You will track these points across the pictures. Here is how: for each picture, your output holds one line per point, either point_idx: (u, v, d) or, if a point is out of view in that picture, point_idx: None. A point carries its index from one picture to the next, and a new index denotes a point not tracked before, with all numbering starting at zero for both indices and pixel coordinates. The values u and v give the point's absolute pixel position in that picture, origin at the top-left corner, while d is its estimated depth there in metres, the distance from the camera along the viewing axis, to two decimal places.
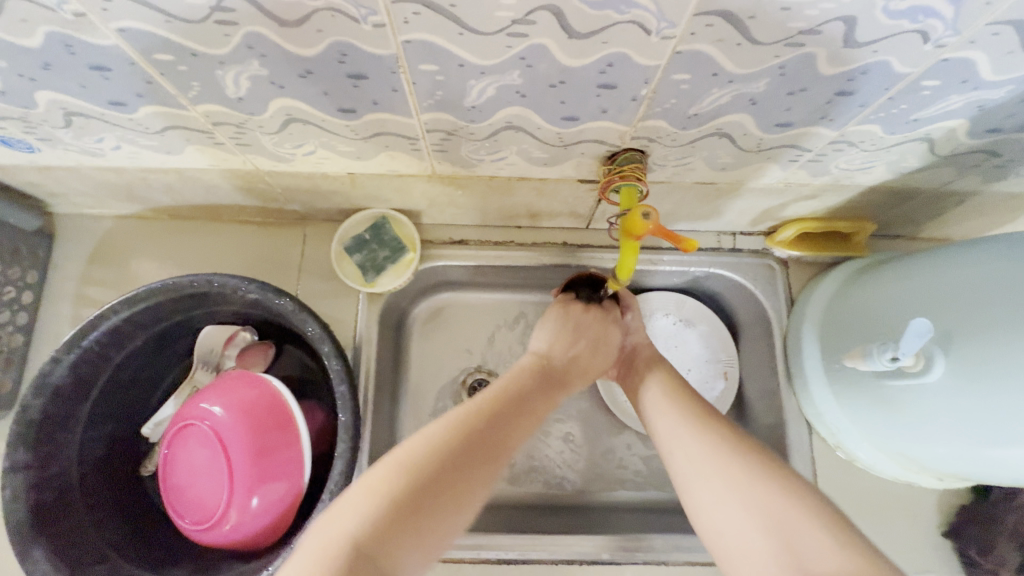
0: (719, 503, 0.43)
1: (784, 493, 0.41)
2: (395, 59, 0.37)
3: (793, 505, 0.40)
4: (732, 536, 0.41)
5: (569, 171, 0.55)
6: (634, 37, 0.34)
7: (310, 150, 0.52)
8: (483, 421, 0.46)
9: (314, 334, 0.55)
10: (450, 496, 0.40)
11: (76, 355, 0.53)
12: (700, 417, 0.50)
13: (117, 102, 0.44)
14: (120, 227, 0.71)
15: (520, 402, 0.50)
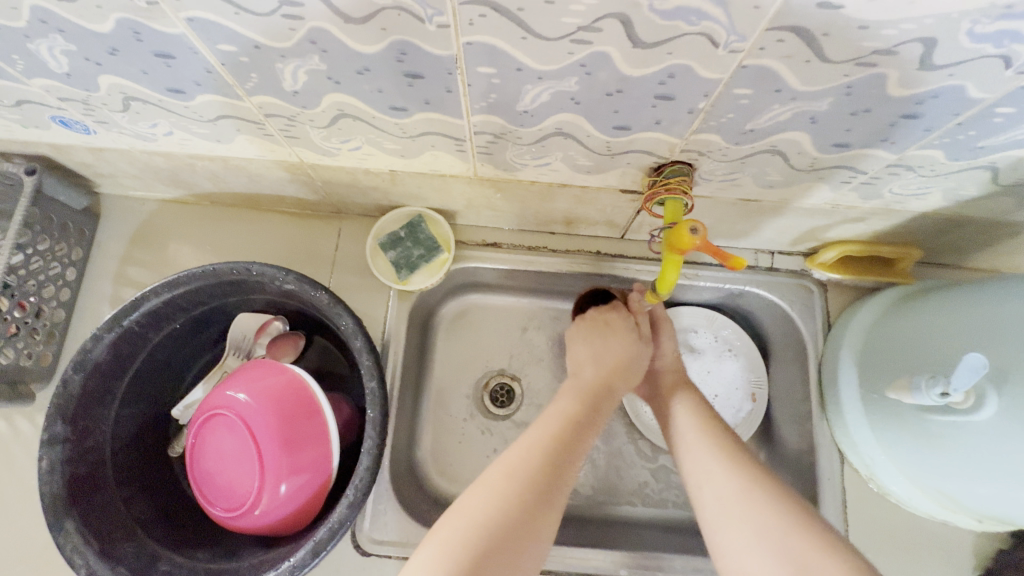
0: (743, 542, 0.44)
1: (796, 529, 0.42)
2: (454, 60, 0.37)
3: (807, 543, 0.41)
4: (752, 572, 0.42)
5: (611, 180, 0.54)
6: (701, 49, 0.34)
7: (355, 146, 0.52)
8: (542, 464, 0.48)
9: (347, 328, 0.55)
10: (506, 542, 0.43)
11: (116, 334, 0.54)
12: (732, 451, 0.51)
13: (176, 89, 0.44)
14: (162, 211, 0.72)
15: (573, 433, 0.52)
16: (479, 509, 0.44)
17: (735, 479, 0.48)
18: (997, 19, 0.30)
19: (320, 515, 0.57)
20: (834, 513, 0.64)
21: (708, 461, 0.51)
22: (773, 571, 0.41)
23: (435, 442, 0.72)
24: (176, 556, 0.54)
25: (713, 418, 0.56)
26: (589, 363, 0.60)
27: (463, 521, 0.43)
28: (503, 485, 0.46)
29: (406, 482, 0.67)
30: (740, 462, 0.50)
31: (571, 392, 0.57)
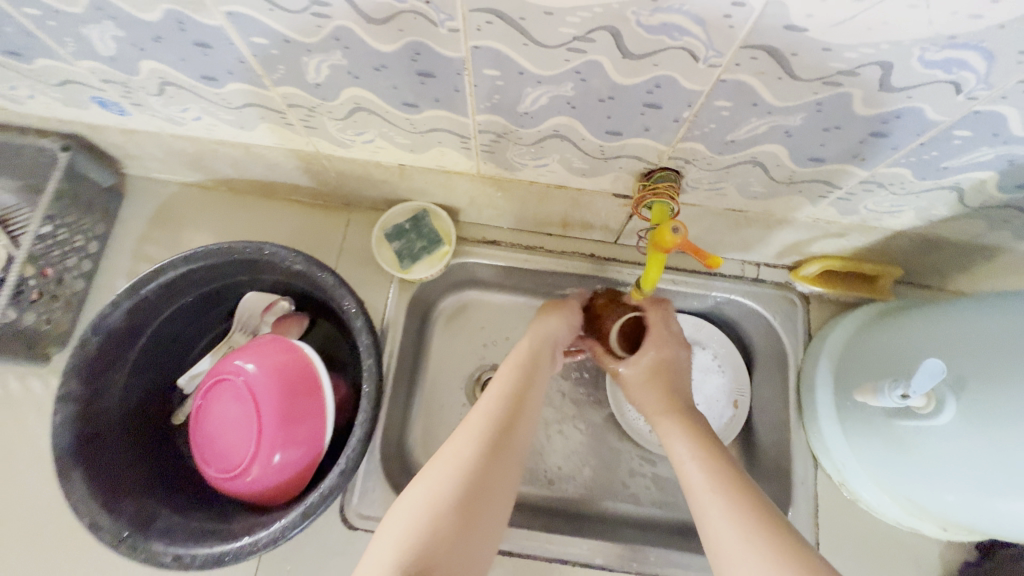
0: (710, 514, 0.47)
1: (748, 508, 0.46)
2: (462, 61, 0.41)
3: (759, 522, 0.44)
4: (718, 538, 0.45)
5: (606, 183, 0.58)
6: (683, 62, 0.38)
7: (369, 139, 0.56)
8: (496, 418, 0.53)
9: (349, 309, 0.59)
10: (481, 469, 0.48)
11: (133, 302, 0.58)
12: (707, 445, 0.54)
13: (208, 76, 0.49)
14: (184, 194, 0.76)
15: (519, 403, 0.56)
16: (455, 463, 0.48)
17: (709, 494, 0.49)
18: (944, 47, 0.34)
19: (312, 484, 0.60)
20: (805, 515, 0.66)
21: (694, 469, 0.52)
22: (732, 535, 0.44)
23: (426, 429, 0.75)
24: (172, 514, 0.56)
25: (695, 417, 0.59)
26: (540, 343, 0.64)
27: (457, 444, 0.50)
28: (485, 418, 0.53)
29: (396, 464, 0.70)
30: (717, 469, 0.51)
31: (510, 364, 0.60)
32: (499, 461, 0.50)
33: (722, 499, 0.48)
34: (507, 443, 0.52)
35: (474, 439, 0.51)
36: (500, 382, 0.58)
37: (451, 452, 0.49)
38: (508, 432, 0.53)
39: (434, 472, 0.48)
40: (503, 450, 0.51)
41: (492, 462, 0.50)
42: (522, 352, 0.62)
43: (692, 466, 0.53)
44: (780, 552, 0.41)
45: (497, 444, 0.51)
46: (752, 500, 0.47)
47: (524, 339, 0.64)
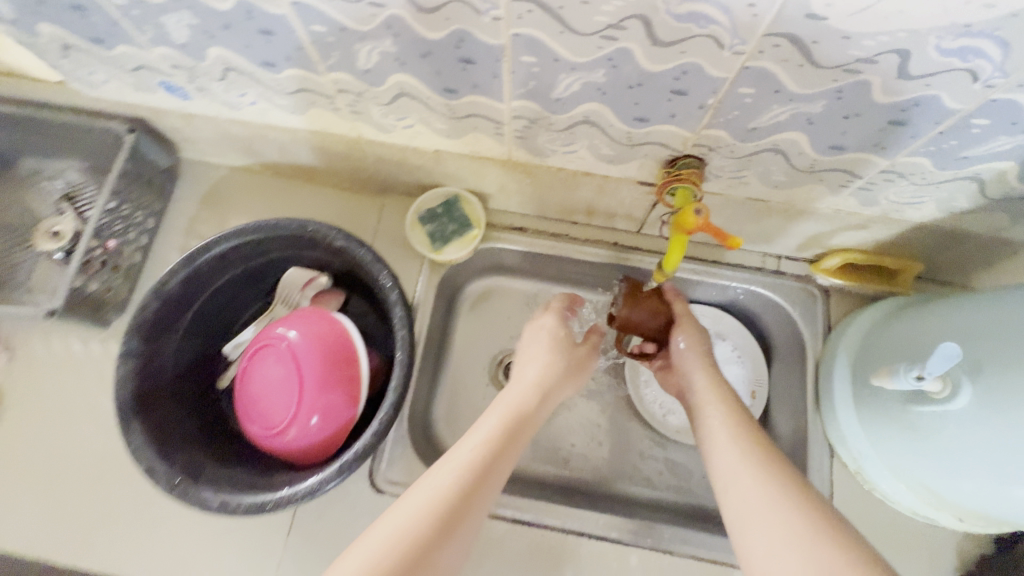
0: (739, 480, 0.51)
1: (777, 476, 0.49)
2: (502, 49, 0.45)
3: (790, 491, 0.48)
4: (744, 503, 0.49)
5: (631, 171, 0.61)
6: (709, 49, 0.40)
7: (409, 124, 0.60)
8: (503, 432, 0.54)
9: (385, 283, 0.63)
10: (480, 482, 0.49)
11: (189, 270, 0.63)
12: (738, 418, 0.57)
13: (268, 63, 0.53)
14: (232, 177, 0.82)
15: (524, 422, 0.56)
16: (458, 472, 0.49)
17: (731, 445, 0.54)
18: (959, 36, 0.36)
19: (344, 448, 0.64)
20: None
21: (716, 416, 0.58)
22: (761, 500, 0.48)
23: (450, 405, 0.79)
24: (217, 467, 0.61)
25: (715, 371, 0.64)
26: (536, 392, 0.60)
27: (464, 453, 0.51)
28: (492, 432, 0.53)
29: (421, 436, 0.73)
30: (748, 438, 0.54)
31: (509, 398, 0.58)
32: (485, 488, 0.49)
33: (752, 470, 0.51)
34: (506, 459, 0.52)
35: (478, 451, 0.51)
36: (484, 430, 0.54)
37: (456, 460, 0.50)
38: (502, 459, 0.52)
39: (436, 479, 0.48)
40: (502, 463, 0.51)
41: (491, 476, 0.50)
42: (539, 366, 0.62)
43: (722, 435, 0.56)
44: (815, 517, 0.44)
45: (498, 458, 0.51)
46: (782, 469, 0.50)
47: (536, 357, 0.64)
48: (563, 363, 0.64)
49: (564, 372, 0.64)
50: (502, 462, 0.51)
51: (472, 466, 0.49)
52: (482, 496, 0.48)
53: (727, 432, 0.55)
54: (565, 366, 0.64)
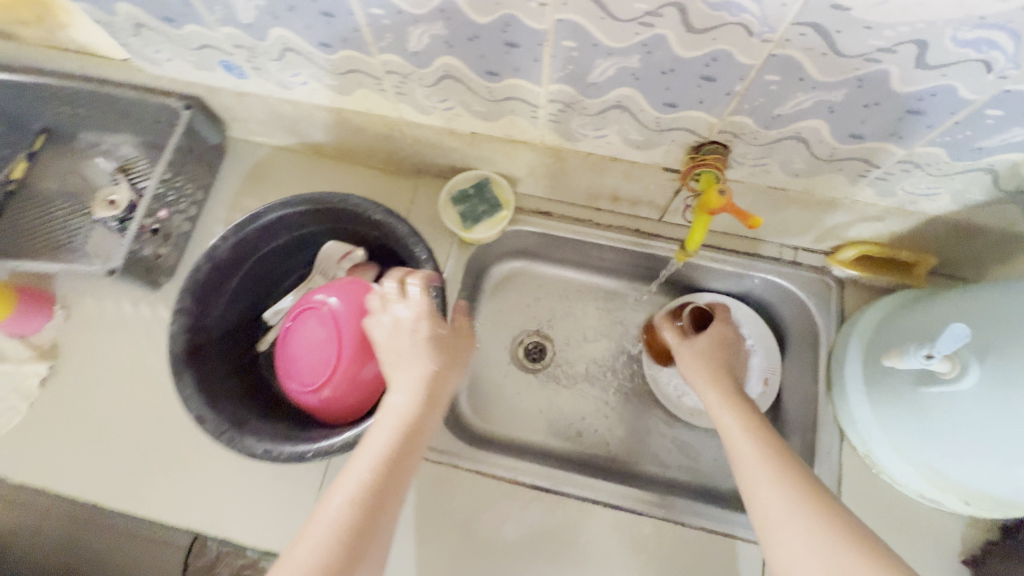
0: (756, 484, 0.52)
1: (795, 480, 0.51)
2: (545, 33, 0.48)
3: (809, 495, 0.49)
4: (762, 508, 0.50)
5: (657, 157, 0.64)
6: (739, 37, 0.44)
7: (449, 106, 0.64)
8: (399, 443, 0.51)
9: (419, 256, 0.67)
10: (380, 499, 0.47)
11: (239, 237, 0.68)
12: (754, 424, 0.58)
13: (325, 43, 0.58)
14: (276, 156, 0.87)
15: (419, 427, 0.53)
16: (356, 494, 0.47)
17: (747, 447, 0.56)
18: (975, 27, 0.38)
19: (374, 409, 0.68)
20: (830, 483, 0.69)
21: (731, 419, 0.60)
22: (779, 504, 0.49)
23: None
24: (258, 420, 0.65)
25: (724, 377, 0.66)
26: (419, 395, 0.55)
27: (361, 471, 0.49)
28: (387, 443, 0.51)
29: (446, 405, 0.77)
30: (764, 442, 0.55)
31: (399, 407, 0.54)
32: (386, 503, 0.48)
33: (769, 474, 0.52)
34: (404, 469, 0.50)
35: (377, 468, 0.49)
36: (375, 445, 0.51)
37: (352, 483, 0.48)
38: (399, 470, 0.50)
39: (337, 502, 0.46)
40: (401, 474, 0.50)
41: (389, 491, 0.48)
42: (427, 373, 0.56)
43: (741, 441, 0.57)
44: (829, 520, 0.46)
45: (394, 472, 0.49)
46: (799, 475, 0.51)
47: (423, 360, 0.57)
48: (439, 361, 0.57)
49: (445, 367, 0.57)
50: (395, 479, 0.49)
51: (363, 492, 0.47)
52: (380, 522, 0.47)
53: (745, 435, 0.57)
54: (442, 363, 0.57)
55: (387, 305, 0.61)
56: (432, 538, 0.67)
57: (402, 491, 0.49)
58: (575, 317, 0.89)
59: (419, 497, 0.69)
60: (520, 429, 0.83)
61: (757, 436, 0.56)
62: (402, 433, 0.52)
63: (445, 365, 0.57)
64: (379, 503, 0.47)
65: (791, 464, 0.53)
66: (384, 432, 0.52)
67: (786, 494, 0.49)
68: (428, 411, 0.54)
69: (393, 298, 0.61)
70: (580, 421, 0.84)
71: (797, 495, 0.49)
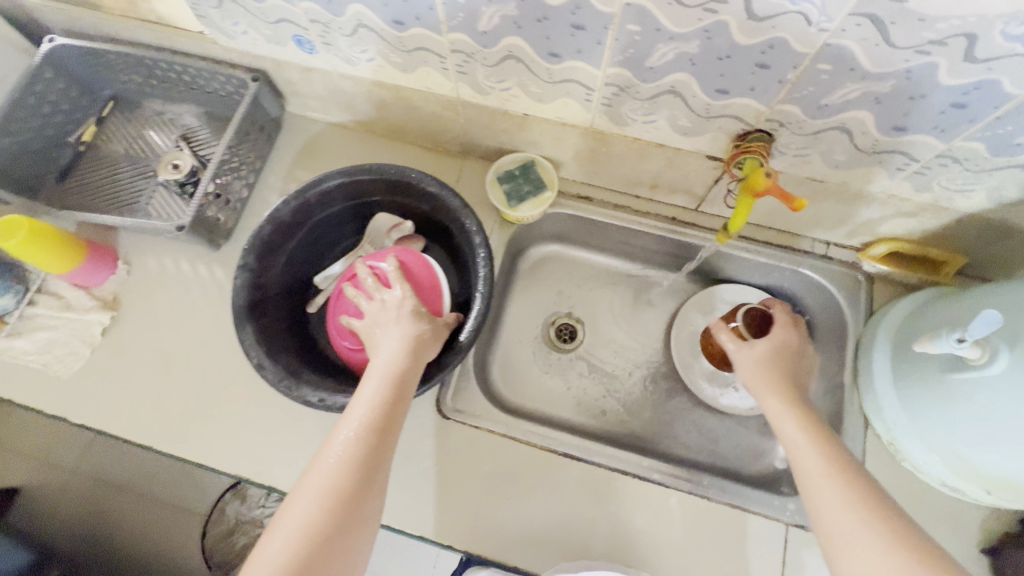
0: (824, 499, 0.51)
1: (870, 501, 0.49)
2: (612, 16, 0.52)
3: (885, 518, 0.48)
4: (832, 524, 0.49)
5: (702, 144, 0.67)
6: (797, 25, 0.47)
7: (507, 87, 0.68)
8: (389, 396, 0.58)
9: (470, 228, 0.70)
10: (374, 443, 0.55)
11: (300, 202, 0.72)
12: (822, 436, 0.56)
13: (398, 21, 0.62)
14: (330, 131, 0.91)
15: (406, 379, 0.60)
16: (353, 437, 0.55)
17: (855, 513, 0.48)
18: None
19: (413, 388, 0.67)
20: None
21: (816, 463, 0.54)
22: (852, 523, 0.48)
23: None
24: (311, 373, 0.69)
25: (806, 412, 0.60)
26: (406, 353, 0.61)
27: (357, 419, 0.56)
28: (379, 395, 0.58)
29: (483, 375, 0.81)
30: (833, 456, 0.54)
31: (387, 360, 0.60)
32: (381, 446, 0.55)
33: (840, 489, 0.51)
34: (395, 416, 0.57)
35: (370, 416, 0.56)
36: (369, 394, 0.58)
37: (349, 428, 0.56)
38: (391, 417, 0.57)
39: (336, 446, 0.54)
40: (393, 420, 0.57)
41: (383, 436, 0.56)
42: (409, 334, 0.62)
43: (807, 451, 0.55)
44: (909, 545, 0.45)
45: (387, 418, 0.57)
46: (873, 496, 0.50)
47: (403, 322, 0.63)
48: (423, 325, 0.63)
49: (429, 329, 0.64)
50: (390, 421, 0.57)
51: (361, 432, 0.55)
52: (382, 455, 0.55)
53: (811, 445, 0.56)
54: (426, 328, 0.64)
55: (374, 290, 0.66)
56: (468, 498, 0.70)
57: (394, 433, 0.57)
58: (607, 301, 0.92)
59: (455, 458, 0.73)
60: (550, 404, 0.86)
61: (825, 448, 0.55)
62: (391, 387, 0.58)
63: (425, 324, 0.64)
64: (375, 446, 0.55)
65: (863, 484, 0.51)
66: (374, 384, 0.59)
67: (856, 512, 0.48)
68: (414, 366, 0.61)
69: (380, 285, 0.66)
70: (608, 400, 0.87)
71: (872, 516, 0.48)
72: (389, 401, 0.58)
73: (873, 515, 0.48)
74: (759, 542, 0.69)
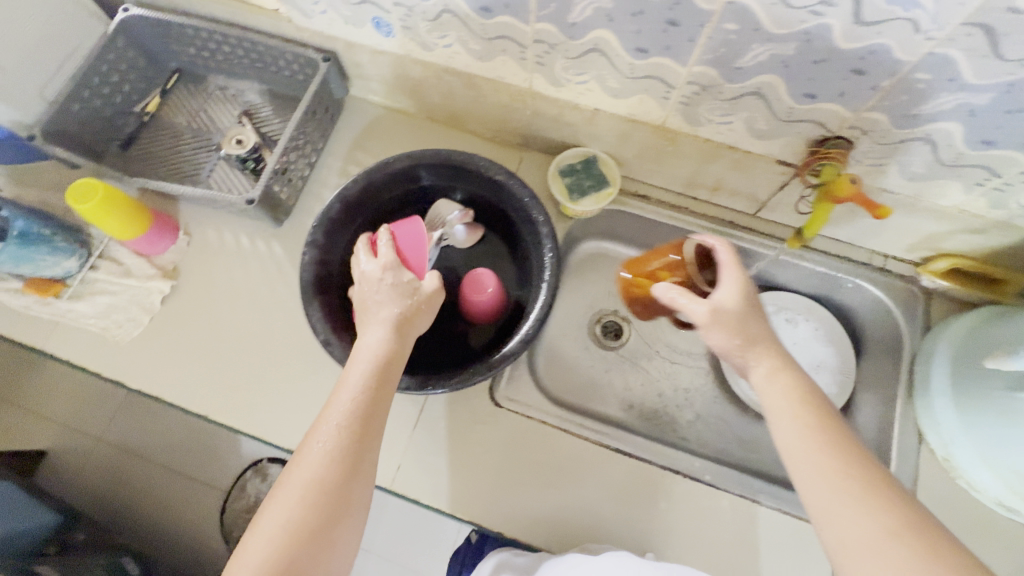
0: (832, 494, 0.44)
1: (886, 498, 0.43)
2: (711, 14, 0.52)
3: (908, 522, 0.41)
4: (845, 526, 0.43)
5: (776, 148, 0.68)
6: (903, 32, 0.47)
7: (584, 80, 0.68)
8: (372, 381, 0.56)
9: (536, 218, 0.70)
10: (360, 429, 0.53)
11: (368, 183, 0.72)
12: (820, 417, 0.50)
13: (485, 8, 0.62)
14: (391, 116, 0.92)
15: (391, 362, 0.58)
16: (336, 425, 0.53)
17: (878, 517, 0.42)
18: None
19: (454, 378, 0.65)
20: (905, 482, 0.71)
21: (820, 454, 0.47)
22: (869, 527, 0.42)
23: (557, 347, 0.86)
24: None
25: (814, 401, 0.51)
26: (392, 337, 0.59)
27: (340, 407, 0.54)
28: (362, 380, 0.56)
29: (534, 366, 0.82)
30: (840, 445, 0.48)
31: (370, 343, 0.59)
32: (367, 432, 0.54)
33: (853, 488, 0.44)
34: (380, 401, 0.56)
35: (352, 402, 0.54)
36: (354, 379, 0.56)
37: (330, 416, 0.54)
38: (376, 402, 0.55)
39: (318, 436, 0.52)
40: (379, 405, 0.56)
41: (368, 422, 0.54)
42: (393, 316, 0.61)
43: (806, 441, 0.48)
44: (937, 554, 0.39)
45: (371, 403, 0.55)
46: (889, 495, 0.43)
47: (387, 303, 0.62)
48: (408, 304, 0.62)
49: (413, 305, 0.62)
50: (375, 406, 0.55)
51: (347, 420, 0.53)
52: (368, 443, 0.53)
53: (810, 432, 0.49)
54: (409, 306, 0.62)
55: (362, 258, 0.66)
56: (519, 486, 0.73)
57: (379, 418, 0.55)
58: None
59: (508, 447, 0.75)
60: (595, 401, 0.86)
61: (826, 434, 0.48)
62: (373, 370, 0.57)
63: (409, 304, 0.62)
64: (361, 434, 0.53)
65: (876, 476, 0.45)
66: (357, 370, 0.57)
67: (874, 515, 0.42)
68: (397, 349, 0.59)
69: (365, 257, 0.66)
70: (654, 400, 0.86)
71: (893, 520, 0.41)
72: (373, 386, 0.56)
73: (891, 515, 0.42)
74: (806, 550, 0.69)
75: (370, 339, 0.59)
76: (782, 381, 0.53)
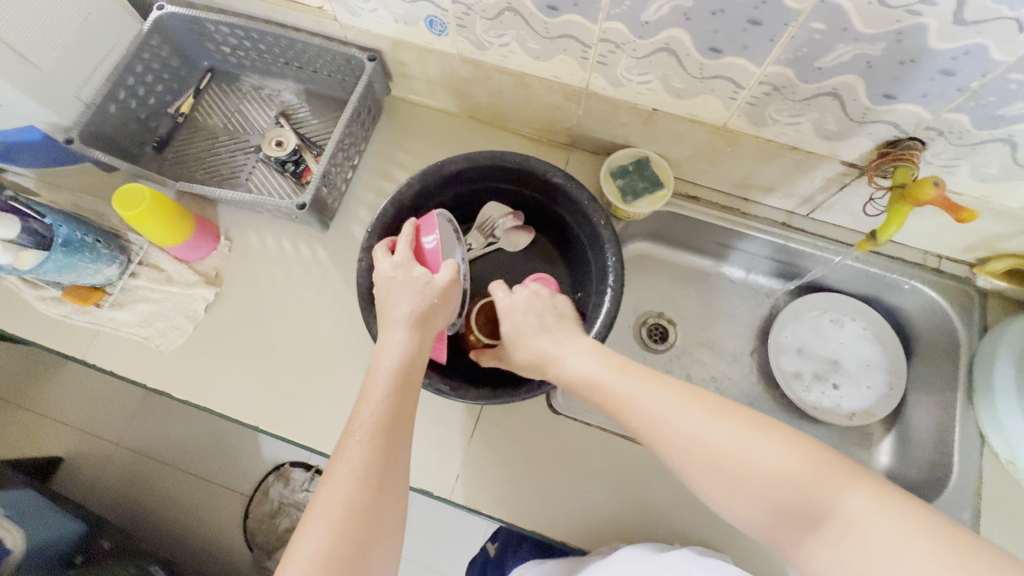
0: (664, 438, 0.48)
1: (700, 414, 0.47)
2: (798, 13, 0.50)
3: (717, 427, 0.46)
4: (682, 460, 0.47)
5: (843, 150, 0.66)
6: (1005, 32, 0.46)
7: (647, 80, 0.66)
8: (396, 387, 0.52)
9: (598, 223, 0.68)
10: (388, 439, 0.48)
11: (422, 185, 0.70)
12: (622, 366, 0.54)
13: (551, 6, 0.60)
14: (433, 115, 0.90)
15: (412, 366, 0.54)
16: (364, 438, 0.48)
17: (694, 424, 0.47)
18: None
19: (526, 387, 0.64)
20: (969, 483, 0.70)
21: (639, 399, 0.50)
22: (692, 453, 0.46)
23: None
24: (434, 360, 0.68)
25: (614, 357, 0.55)
26: (413, 340, 0.56)
27: (365, 418, 0.49)
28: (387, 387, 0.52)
29: None
30: (643, 388, 0.51)
31: (388, 347, 0.55)
32: (396, 442, 0.49)
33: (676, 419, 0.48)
34: (404, 408, 0.51)
35: (378, 411, 0.50)
36: (378, 389, 0.51)
37: (355, 429, 0.49)
38: (402, 409, 0.51)
39: (344, 453, 0.47)
40: (405, 412, 0.51)
41: (396, 431, 0.49)
42: (410, 316, 0.57)
43: (620, 397, 0.52)
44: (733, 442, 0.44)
45: (397, 410, 0.50)
46: (701, 408, 0.47)
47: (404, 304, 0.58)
48: (428, 304, 0.59)
49: (434, 305, 0.59)
50: (399, 416, 0.50)
51: (370, 434, 0.48)
52: (398, 454, 0.48)
53: (620, 385, 0.52)
54: (429, 305, 0.59)
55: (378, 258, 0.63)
56: (579, 492, 0.72)
57: (406, 428, 0.50)
58: (701, 303, 0.92)
59: (565, 453, 0.74)
60: None
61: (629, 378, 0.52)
62: (395, 375, 0.53)
63: (425, 302, 0.59)
64: (390, 444, 0.48)
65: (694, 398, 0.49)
66: (379, 378, 0.53)
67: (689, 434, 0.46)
68: (418, 352, 0.56)
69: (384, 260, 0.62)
70: None
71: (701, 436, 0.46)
72: (397, 392, 0.52)
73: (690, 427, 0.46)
74: None
75: (390, 343, 0.55)
76: (587, 355, 0.56)
